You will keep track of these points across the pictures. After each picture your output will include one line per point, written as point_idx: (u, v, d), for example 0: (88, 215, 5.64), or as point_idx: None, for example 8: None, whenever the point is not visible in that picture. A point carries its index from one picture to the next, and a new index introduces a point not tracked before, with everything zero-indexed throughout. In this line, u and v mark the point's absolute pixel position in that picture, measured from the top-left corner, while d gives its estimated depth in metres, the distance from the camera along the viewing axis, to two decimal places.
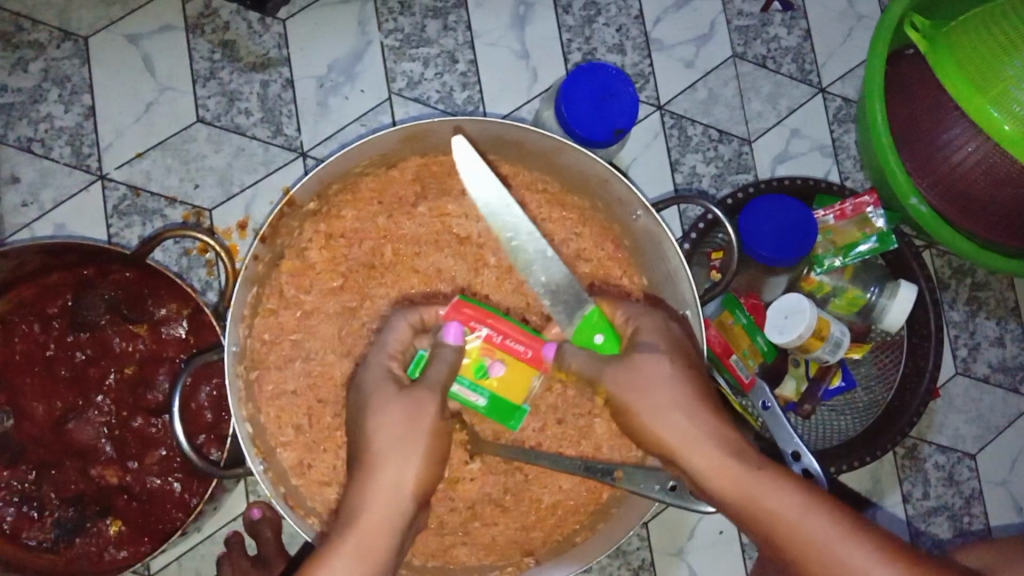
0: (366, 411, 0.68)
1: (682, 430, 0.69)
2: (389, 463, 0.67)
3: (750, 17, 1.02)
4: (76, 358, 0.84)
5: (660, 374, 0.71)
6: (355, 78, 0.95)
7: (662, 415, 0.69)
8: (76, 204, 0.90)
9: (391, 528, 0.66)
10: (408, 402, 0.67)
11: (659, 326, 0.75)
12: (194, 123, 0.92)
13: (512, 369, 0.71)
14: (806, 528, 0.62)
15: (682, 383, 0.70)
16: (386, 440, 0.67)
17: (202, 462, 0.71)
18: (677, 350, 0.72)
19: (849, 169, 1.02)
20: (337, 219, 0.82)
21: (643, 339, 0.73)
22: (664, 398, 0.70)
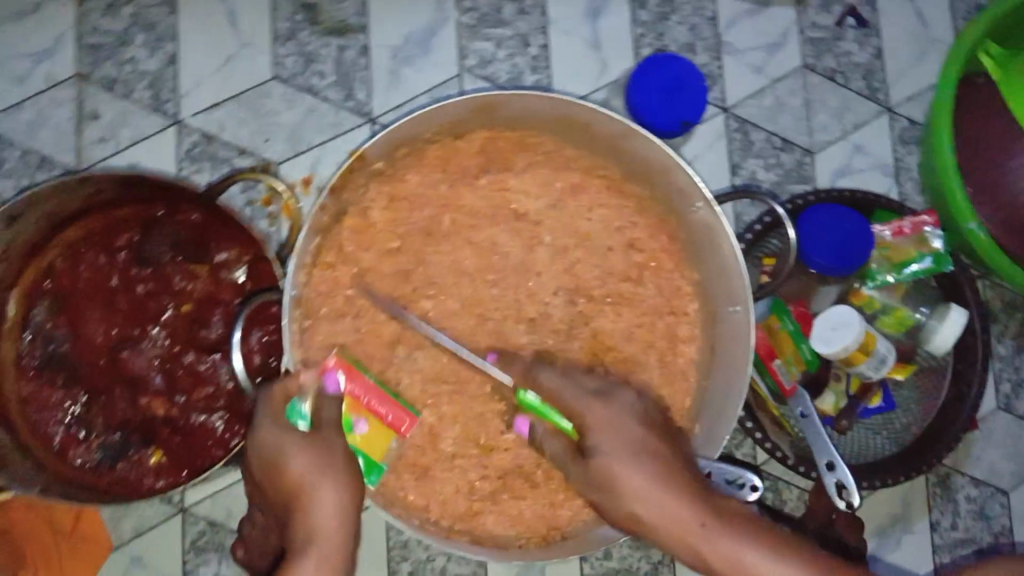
0: (275, 455, 0.67)
1: (657, 501, 0.62)
2: (319, 495, 0.65)
3: (823, 29, 1.02)
4: (137, 291, 0.87)
5: (619, 468, 0.64)
6: (428, 52, 0.97)
7: (631, 498, 0.63)
8: (150, 146, 0.92)
9: (339, 554, 0.63)
10: (322, 461, 0.67)
11: (608, 414, 0.68)
12: (269, 80, 0.94)
13: (368, 438, 0.80)
14: None
15: (647, 459, 0.64)
16: (313, 472, 0.66)
17: (257, 395, 0.75)
18: (631, 434, 0.66)
19: (910, 191, 1.01)
20: (402, 182, 0.84)
21: (595, 441, 0.66)
22: (630, 485, 0.63)
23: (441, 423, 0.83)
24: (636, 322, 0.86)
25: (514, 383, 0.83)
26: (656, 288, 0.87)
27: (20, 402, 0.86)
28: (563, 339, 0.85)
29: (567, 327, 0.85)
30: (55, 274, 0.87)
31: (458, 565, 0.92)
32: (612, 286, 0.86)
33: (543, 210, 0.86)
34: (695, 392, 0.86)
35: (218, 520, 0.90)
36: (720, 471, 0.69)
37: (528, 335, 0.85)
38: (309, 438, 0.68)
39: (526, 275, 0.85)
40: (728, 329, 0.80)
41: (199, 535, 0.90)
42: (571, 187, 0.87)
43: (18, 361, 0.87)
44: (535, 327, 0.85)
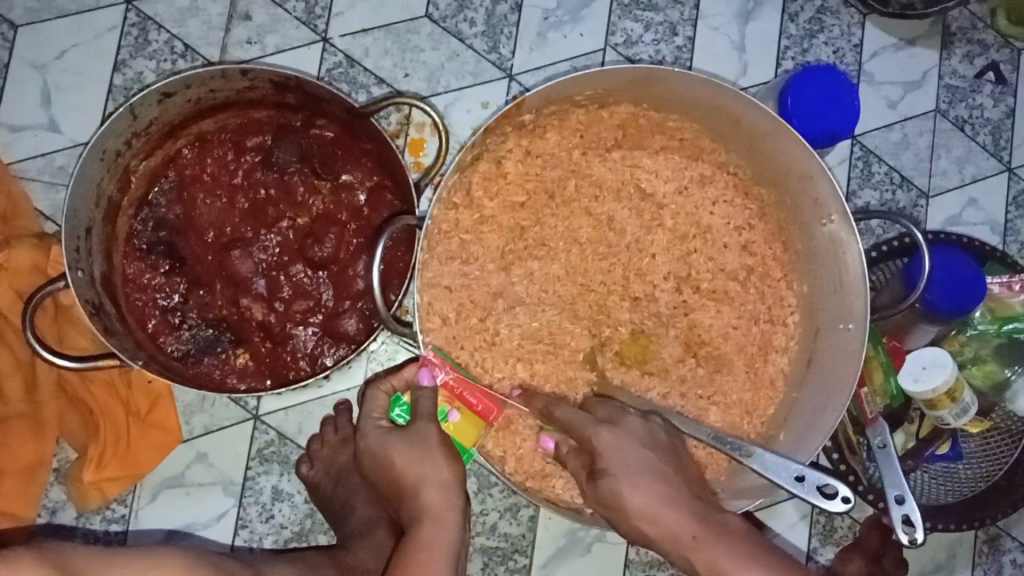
0: (382, 455, 0.72)
1: (661, 520, 0.60)
2: (422, 477, 0.70)
3: (962, 79, 1.03)
4: (258, 194, 0.86)
5: (626, 489, 0.63)
6: (578, 21, 0.98)
7: (642, 518, 0.62)
8: (294, 56, 0.94)
9: (454, 526, 0.68)
10: (422, 452, 0.71)
11: (612, 437, 0.68)
12: (421, 17, 0.96)
13: (461, 421, 0.81)
14: None
15: (650, 482, 0.63)
16: (409, 462, 0.70)
17: (384, 310, 0.74)
18: (634, 461, 0.65)
19: (1014, 253, 1.02)
20: (539, 140, 0.85)
21: (606, 464, 0.65)
22: (636, 504, 0.62)
23: (533, 379, 0.85)
24: (732, 321, 0.87)
25: (608, 357, 0.86)
26: (758, 294, 0.88)
27: (123, 280, 0.87)
28: (661, 323, 0.86)
29: (668, 314, 0.86)
30: (181, 162, 0.88)
31: (508, 525, 0.92)
32: (720, 283, 0.87)
33: (670, 194, 0.87)
34: (779, 402, 0.87)
35: (288, 434, 0.91)
36: (812, 475, 0.68)
37: (630, 313, 0.86)
38: (404, 437, 0.73)
39: (638, 254, 0.86)
40: (836, 348, 0.81)
41: (266, 445, 0.91)
42: (698, 178, 0.88)
43: (129, 239, 0.87)
44: (637, 306, 0.86)
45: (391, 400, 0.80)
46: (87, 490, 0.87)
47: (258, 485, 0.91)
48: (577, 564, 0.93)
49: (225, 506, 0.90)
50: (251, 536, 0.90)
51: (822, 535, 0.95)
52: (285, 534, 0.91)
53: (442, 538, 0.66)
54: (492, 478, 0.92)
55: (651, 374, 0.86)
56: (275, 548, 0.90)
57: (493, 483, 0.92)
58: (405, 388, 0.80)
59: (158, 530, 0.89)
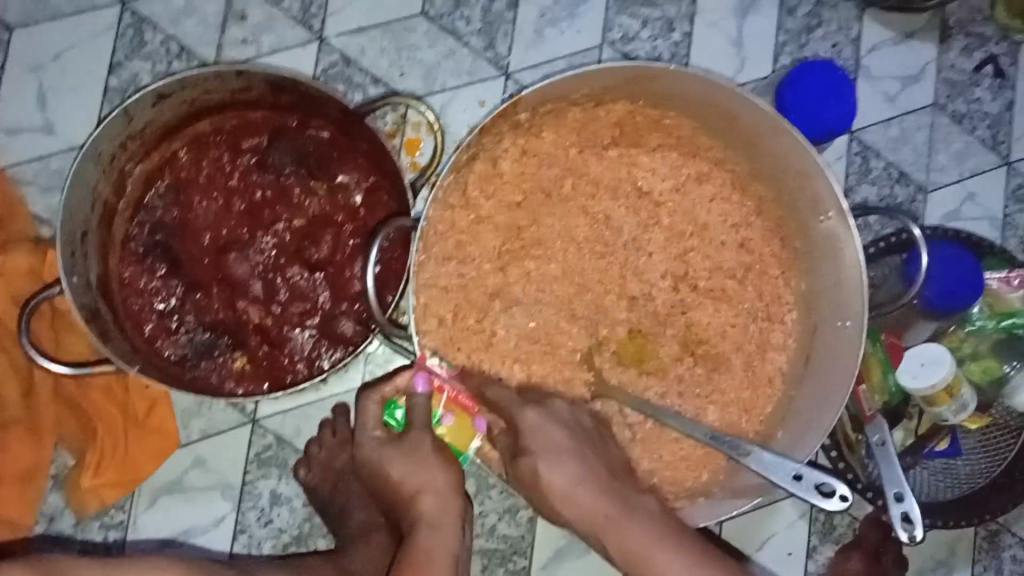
0: (381, 463, 0.74)
1: (573, 489, 0.67)
2: (422, 483, 0.72)
3: (961, 72, 1.02)
4: (254, 196, 0.86)
5: (542, 466, 0.69)
6: (575, 18, 0.97)
7: (555, 490, 0.68)
8: (290, 55, 0.93)
9: (452, 531, 0.70)
10: (416, 461, 0.73)
11: (536, 419, 0.73)
12: (417, 15, 0.95)
13: (456, 424, 0.84)
14: None
15: (566, 459, 0.69)
16: (410, 471, 0.73)
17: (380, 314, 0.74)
18: (554, 444, 0.70)
19: (1012, 248, 1.02)
20: (535, 139, 0.85)
21: (526, 442, 0.71)
22: (557, 482, 0.68)
23: (530, 380, 0.84)
24: (730, 320, 0.86)
25: (606, 357, 0.85)
26: (756, 292, 0.87)
27: (120, 283, 0.87)
28: (657, 322, 0.86)
29: (666, 313, 0.86)
30: (176, 164, 0.87)
31: (507, 526, 0.93)
32: (717, 282, 0.87)
33: (668, 192, 0.87)
34: (777, 400, 0.87)
35: (286, 437, 0.91)
36: (809, 474, 0.68)
37: (627, 312, 0.86)
38: (401, 449, 0.74)
39: (636, 253, 0.86)
40: (835, 346, 0.81)
41: (265, 448, 0.91)
42: (696, 176, 0.87)
43: (124, 242, 0.87)
44: (633, 306, 0.86)
45: (386, 406, 0.82)
46: (85, 496, 0.87)
47: (256, 489, 0.91)
48: (577, 565, 0.93)
49: (224, 510, 0.90)
50: (249, 541, 0.90)
51: (822, 534, 0.95)
52: (283, 540, 0.91)
53: (442, 543, 0.68)
54: (491, 479, 0.92)
55: (648, 373, 0.86)
56: (273, 553, 0.90)
57: (492, 484, 0.92)
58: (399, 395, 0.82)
59: (156, 536, 0.89)
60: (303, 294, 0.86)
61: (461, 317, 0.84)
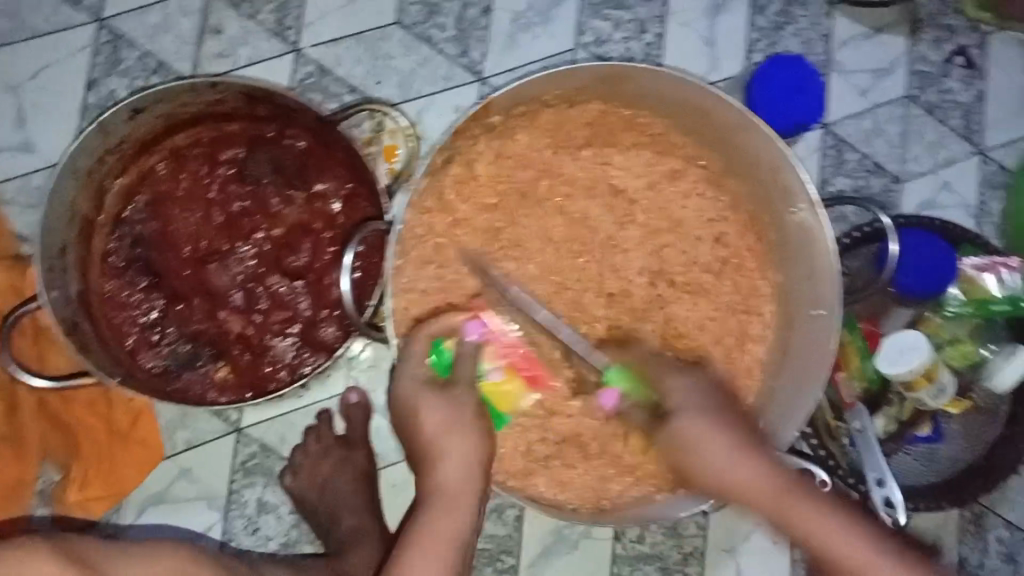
0: (417, 413, 0.76)
1: (756, 474, 0.74)
2: (451, 440, 0.75)
3: (932, 64, 1.04)
4: (232, 207, 0.89)
5: (716, 444, 0.75)
6: (548, 22, 0.98)
7: (705, 458, 0.75)
8: (267, 67, 0.95)
9: (467, 511, 0.73)
10: (456, 409, 0.76)
11: (695, 405, 0.77)
12: (391, 24, 0.96)
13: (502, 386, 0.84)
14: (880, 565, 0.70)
15: (733, 448, 0.75)
16: (439, 430, 0.75)
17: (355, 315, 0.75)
18: (721, 442, 0.75)
19: (988, 235, 1.03)
20: (509, 141, 0.86)
21: (684, 424, 0.76)
22: (719, 477, 0.75)
23: None
24: (708, 313, 0.88)
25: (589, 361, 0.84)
26: (733, 286, 0.88)
27: (101, 298, 0.89)
28: (636, 317, 0.87)
29: (643, 308, 0.87)
30: (155, 179, 0.90)
31: (494, 524, 0.94)
32: (695, 277, 0.88)
33: (642, 190, 0.88)
34: (758, 391, 0.88)
35: (270, 444, 0.92)
36: None
37: (606, 309, 0.87)
38: (440, 398, 0.76)
39: (612, 250, 0.87)
40: (809, 334, 0.82)
41: (250, 457, 0.92)
42: (670, 173, 0.88)
43: (104, 258, 0.89)
44: (612, 302, 0.87)
45: (432, 347, 0.80)
46: (72, 510, 0.88)
47: (242, 498, 0.92)
48: (565, 561, 0.94)
49: (211, 520, 0.91)
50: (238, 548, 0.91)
51: None
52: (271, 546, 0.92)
53: (451, 527, 0.71)
54: None
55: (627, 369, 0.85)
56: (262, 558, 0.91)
57: None
58: (445, 334, 0.81)
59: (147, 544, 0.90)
60: (287, 301, 0.89)
61: (442, 318, 0.85)
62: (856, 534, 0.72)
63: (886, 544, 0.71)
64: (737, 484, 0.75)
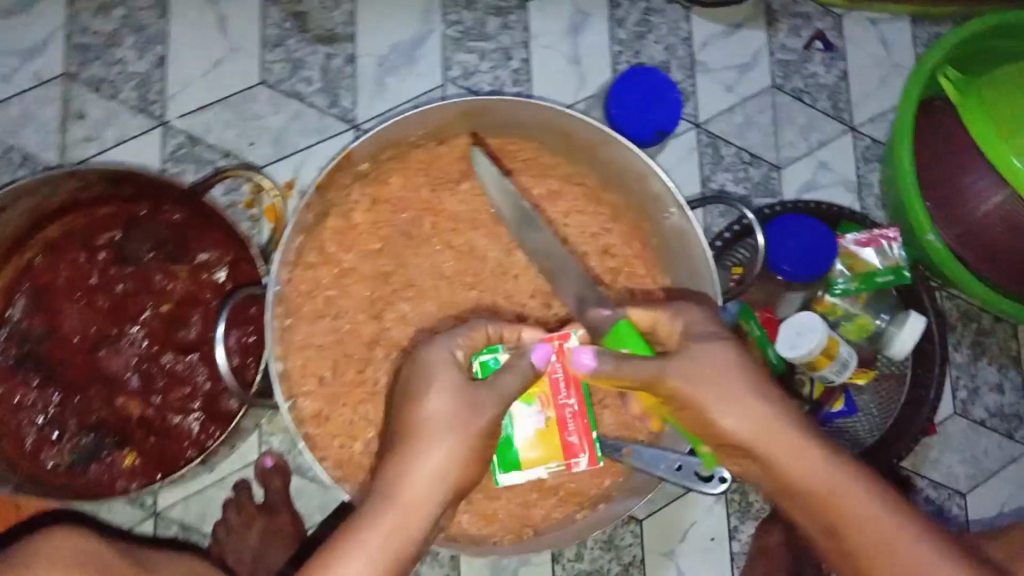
0: (422, 390, 0.69)
1: (764, 416, 0.65)
2: (452, 430, 0.66)
3: (792, 52, 1.07)
4: (116, 290, 0.88)
5: (737, 389, 0.65)
6: (414, 61, 0.99)
7: (727, 407, 0.65)
8: (136, 145, 0.94)
9: (436, 498, 0.66)
10: (464, 401, 0.68)
11: (728, 361, 0.66)
12: (256, 85, 0.96)
13: (544, 434, 0.76)
14: (882, 523, 0.63)
15: (758, 392, 0.65)
16: (442, 422, 0.67)
17: (237, 388, 0.76)
18: (742, 388, 0.65)
19: (871, 206, 1.06)
20: (384, 186, 0.87)
21: (692, 364, 0.65)
22: (743, 426, 0.64)
23: None
24: None
25: None
26: (629, 292, 0.89)
27: None
28: None
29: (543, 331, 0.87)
30: (34, 272, 0.88)
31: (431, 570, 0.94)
32: None
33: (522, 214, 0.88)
34: None
35: (190, 523, 0.91)
36: (688, 462, 0.71)
37: None
38: (460, 388, 0.69)
39: (503, 278, 0.88)
40: None
41: (170, 541, 0.90)
42: (549, 193, 0.89)
43: None
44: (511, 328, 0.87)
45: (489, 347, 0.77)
46: None
47: None
48: None
49: None
50: None
51: (740, 513, 0.97)
52: None
53: (418, 507, 0.66)
54: None
55: None
56: None
57: None
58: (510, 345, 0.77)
59: None
60: (186, 377, 0.88)
61: (342, 370, 0.85)
62: (885, 499, 0.63)
63: (909, 516, 0.63)
64: (732, 434, 0.65)
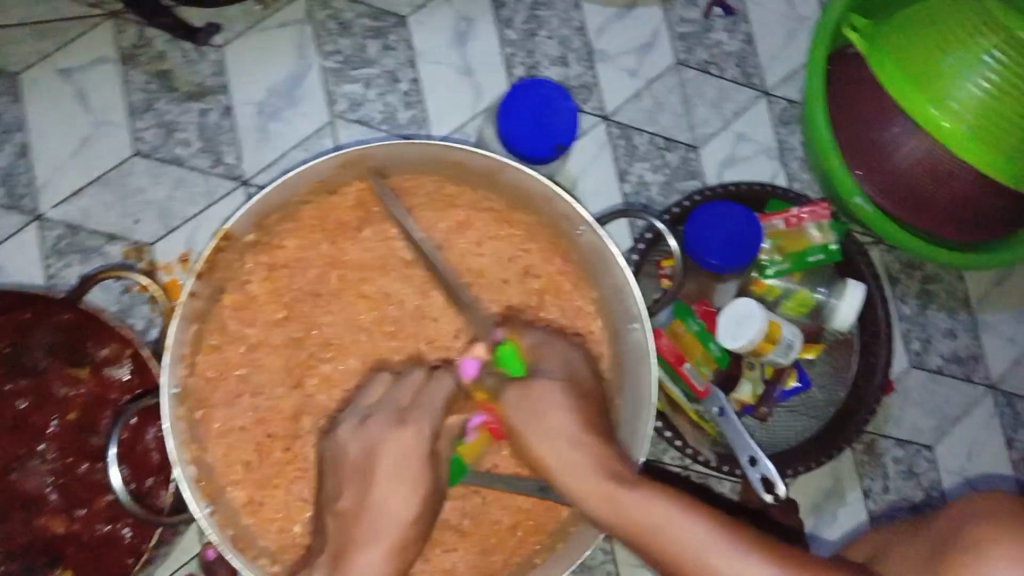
0: (368, 478, 0.71)
1: (575, 454, 0.70)
2: (395, 517, 0.70)
3: (692, 23, 1.02)
4: (18, 406, 0.82)
5: (558, 428, 0.70)
6: (296, 102, 0.93)
7: (549, 445, 0.70)
8: (12, 245, 0.87)
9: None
10: (399, 485, 0.70)
11: (553, 401, 0.72)
12: (130, 157, 0.90)
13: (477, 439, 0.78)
14: (694, 542, 0.64)
15: (572, 432, 0.70)
16: (394, 519, 0.70)
17: (143, 512, 0.72)
18: (565, 424, 0.71)
19: (797, 171, 1.02)
20: (278, 249, 0.81)
21: (525, 403, 0.72)
22: (559, 463, 0.70)
23: None
24: None
25: None
26: (559, 310, 0.85)
27: None
28: None
29: None
30: None
31: None
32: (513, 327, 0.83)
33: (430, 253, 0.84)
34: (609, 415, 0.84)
35: None
36: None
37: None
38: (412, 482, 0.70)
39: (422, 322, 0.83)
40: (628, 348, 0.80)
41: None
42: (456, 225, 0.85)
43: None
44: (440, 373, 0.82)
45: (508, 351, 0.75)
46: None
47: None
48: None
49: None
50: None
51: None
52: None
53: None
54: None
55: None
56: None
57: None
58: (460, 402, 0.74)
59: None
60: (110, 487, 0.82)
61: (269, 450, 0.80)
62: (697, 518, 0.65)
63: (723, 531, 0.64)
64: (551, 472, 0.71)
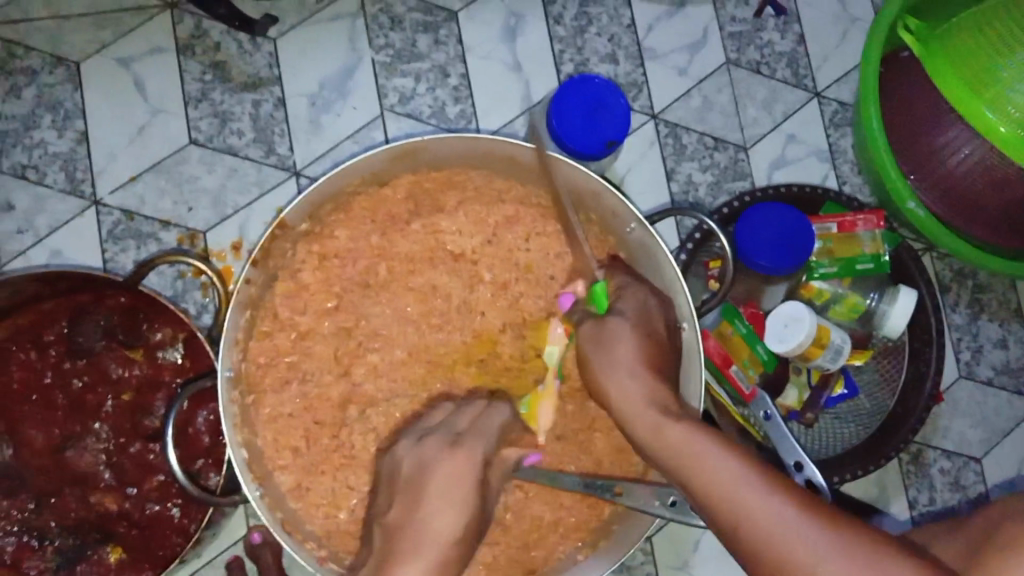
0: (420, 482, 0.67)
1: (630, 386, 0.70)
2: (446, 525, 0.64)
3: (743, 22, 1.01)
4: (74, 385, 0.84)
5: (623, 359, 0.72)
6: (347, 94, 0.94)
7: (612, 373, 0.72)
8: (71, 230, 0.89)
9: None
10: (454, 484, 0.66)
11: (622, 333, 0.73)
12: (186, 145, 0.92)
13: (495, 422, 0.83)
14: (724, 475, 0.59)
15: (634, 370, 0.71)
16: (448, 532, 0.64)
17: (199, 490, 0.74)
18: (629, 355, 0.72)
19: (847, 173, 1.01)
20: (329, 239, 0.82)
21: (598, 335, 0.74)
22: (618, 392, 0.71)
23: None
24: None
25: None
26: None
27: None
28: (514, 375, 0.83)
29: (520, 366, 0.83)
30: None
31: None
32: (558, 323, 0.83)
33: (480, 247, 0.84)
34: None
35: None
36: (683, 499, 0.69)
37: (478, 377, 0.82)
38: (470, 480, 0.67)
39: (469, 316, 0.83)
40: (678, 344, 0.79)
41: None
42: (504, 220, 0.84)
43: None
44: (485, 367, 0.83)
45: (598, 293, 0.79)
46: None
47: None
48: None
49: None
50: None
51: None
52: None
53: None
54: None
55: None
56: None
57: None
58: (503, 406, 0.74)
59: None
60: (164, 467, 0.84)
61: (315, 439, 0.81)
62: (733, 453, 0.60)
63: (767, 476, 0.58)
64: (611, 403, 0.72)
